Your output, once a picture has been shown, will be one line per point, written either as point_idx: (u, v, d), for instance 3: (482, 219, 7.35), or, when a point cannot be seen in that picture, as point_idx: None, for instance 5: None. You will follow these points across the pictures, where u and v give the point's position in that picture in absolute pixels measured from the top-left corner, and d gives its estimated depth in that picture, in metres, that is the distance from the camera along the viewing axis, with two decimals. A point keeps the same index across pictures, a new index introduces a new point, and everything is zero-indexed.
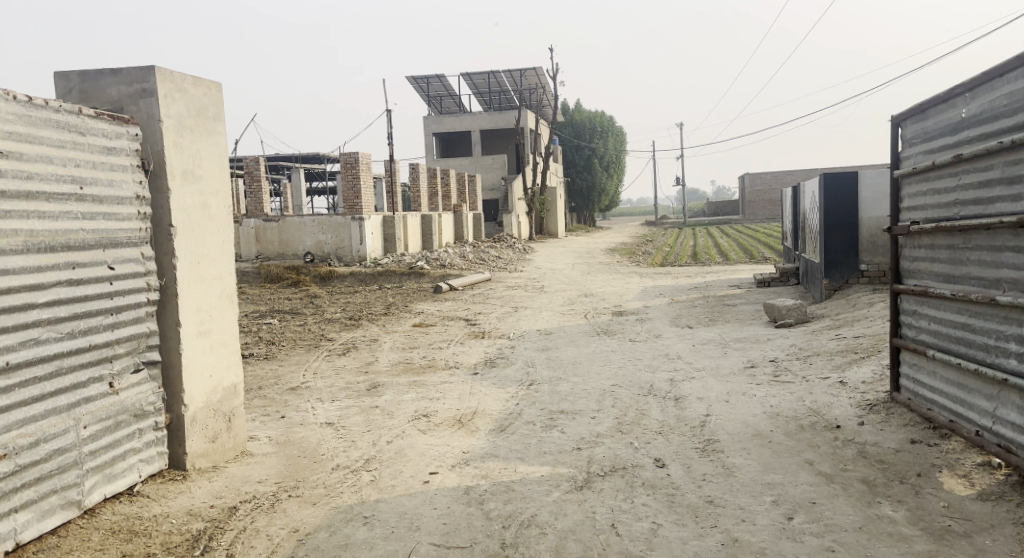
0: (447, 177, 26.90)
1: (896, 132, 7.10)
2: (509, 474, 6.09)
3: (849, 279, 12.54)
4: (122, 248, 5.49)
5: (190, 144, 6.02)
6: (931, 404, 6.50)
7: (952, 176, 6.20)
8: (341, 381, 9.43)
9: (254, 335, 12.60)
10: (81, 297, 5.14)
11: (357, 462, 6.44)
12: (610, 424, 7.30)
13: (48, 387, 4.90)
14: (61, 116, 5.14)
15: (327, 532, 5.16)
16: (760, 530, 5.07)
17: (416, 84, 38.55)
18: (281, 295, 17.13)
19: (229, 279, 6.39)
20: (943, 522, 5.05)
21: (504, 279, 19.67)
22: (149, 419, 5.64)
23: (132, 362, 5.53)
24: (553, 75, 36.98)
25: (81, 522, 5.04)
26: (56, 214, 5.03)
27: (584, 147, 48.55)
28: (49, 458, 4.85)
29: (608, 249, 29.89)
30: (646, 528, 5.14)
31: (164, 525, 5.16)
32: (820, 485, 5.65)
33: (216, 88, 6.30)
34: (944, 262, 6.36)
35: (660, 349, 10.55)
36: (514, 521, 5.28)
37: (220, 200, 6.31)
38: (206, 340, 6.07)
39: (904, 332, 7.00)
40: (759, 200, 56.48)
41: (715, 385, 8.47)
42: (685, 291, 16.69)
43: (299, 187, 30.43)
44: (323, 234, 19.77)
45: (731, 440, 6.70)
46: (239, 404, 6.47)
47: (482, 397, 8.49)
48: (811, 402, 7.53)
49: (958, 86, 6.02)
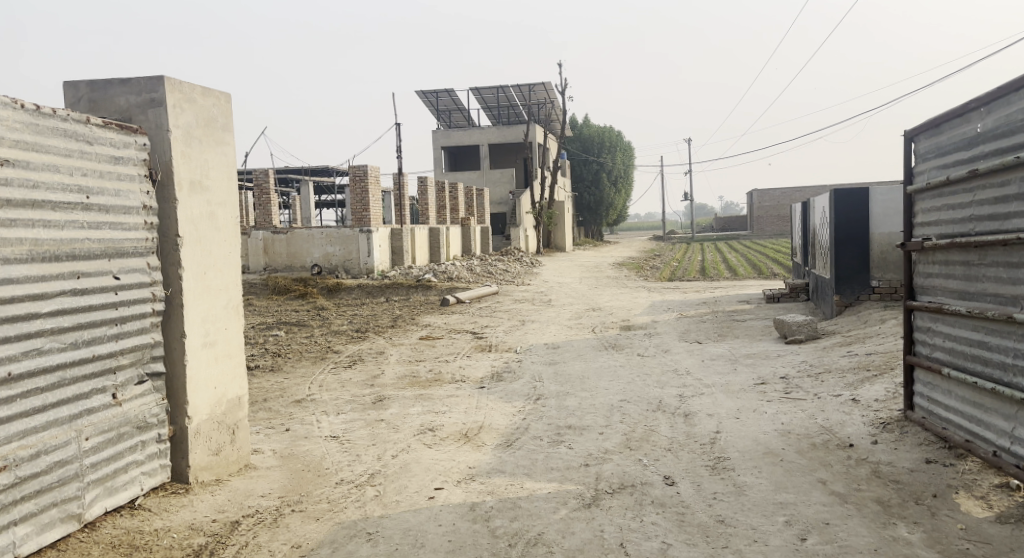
0: (456, 190, 26.88)
1: (910, 147, 7.01)
2: (516, 491, 5.99)
3: (859, 295, 12.40)
4: (129, 258, 5.45)
5: (199, 154, 5.97)
6: (945, 423, 6.39)
7: (968, 191, 6.11)
8: (346, 394, 9.35)
9: (260, 347, 12.53)
10: (85, 308, 5.08)
11: (362, 476, 6.35)
12: (618, 440, 7.20)
13: (50, 399, 4.83)
14: (69, 125, 5.10)
15: (330, 549, 5.07)
16: (773, 551, 4.96)
17: (426, 98, 38.62)
18: (287, 306, 17.08)
19: (236, 290, 6.33)
20: (961, 545, 4.93)
21: (511, 293, 19.59)
22: (153, 431, 5.57)
23: (136, 373, 5.46)
24: (562, 89, 36.97)
25: (81, 536, 4.96)
26: (61, 223, 4.99)
27: (592, 161, 48.55)
28: (49, 471, 4.77)
29: (616, 263, 29.78)
30: (656, 548, 5.04)
31: (165, 539, 5.08)
32: (834, 505, 5.54)
33: (225, 98, 6.26)
34: (959, 278, 6.26)
35: (668, 364, 10.46)
36: (521, 539, 5.18)
37: (227, 210, 6.26)
38: (210, 351, 6.01)
39: (918, 350, 6.90)
40: (768, 216, 56.37)
41: (725, 401, 8.36)
42: (693, 306, 16.58)
43: (307, 199, 30.47)
44: (331, 246, 19.74)
45: (741, 458, 6.59)
46: (243, 417, 6.40)
47: (489, 412, 8.40)
48: (823, 420, 7.41)
49: (974, 100, 5.92)
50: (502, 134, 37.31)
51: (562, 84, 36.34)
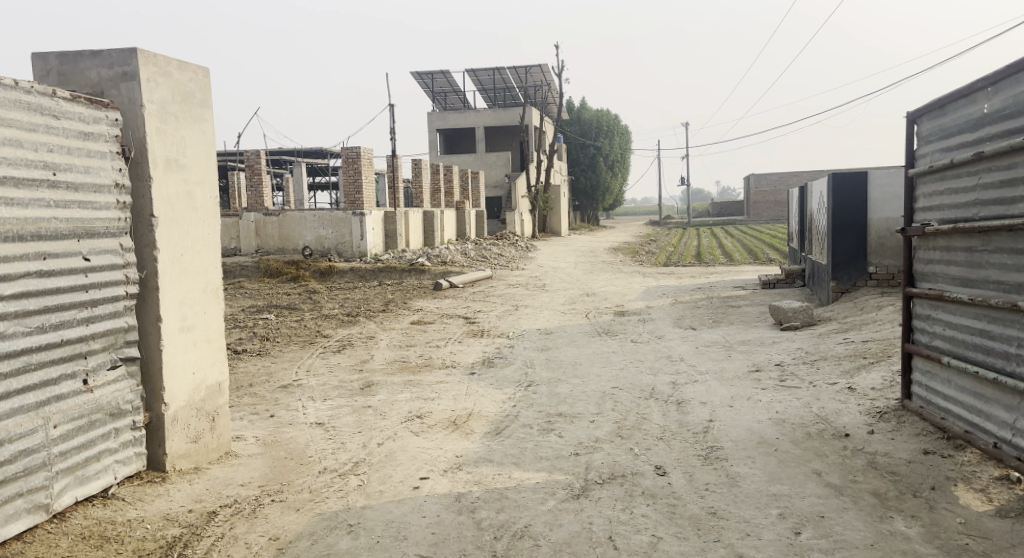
0: (450, 174, 26.65)
1: (912, 129, 6.82)
2: (503, 481, 5.82)
3: (856, 281, 12.22)
4: (100, 239, 5.25)
5: (175, 130, 5.76)
6: (944, 413, 6.23)
7: (971, 174, 5.92)
8: (335, 379, 9.18)
9: (249, 331, 12.34)
10: (53, 290, 4.89)
11: (346, 465, 6.18)
12: (609, 429, 7.03)
13: (14, 385, 4.64)
14: (33, 98, 4.88)
15: (308, 541, 4.91)
16: (767, 546, 4.80)
17: (421, 80, 38.30)
18: (279, 290, 16.83)
19: (215, 273, 6.14)
20: (961, 540, 4.78)
21: (504, 277, 19.40)
22: (127, 418, 5.39)
23: (108, 358, 5.28)
24: (558, 72, 36.55)
25: (50, 527, 4.79)
26: (26, 202, 4.78)
27: (588, 145, 48.30)
28: (14, 460, 4.59)
29: (613, 248, 29.46)
30: (646, 542, 4.87)
31: (138, 530, 4.91)
32: (829, 498, 5.38)
33: (202, 73, 6.04)
34: (961, 265, 6.09)
35: (663, 351, 10.29)
36: (507, 531, 5.02)
37: (206, 190, 6.06)
38: (188, 335, 5.82)
39: (916, 338, 6.73)
40: (764, 201, 56.03)
41: (718, 389, 8.19)
42: (688, 292, 16.42)
43: (301, 182, 30.22)
44: (323, 229, 19.44)
45: (735, 447, 6.43)
46: (223, 403, 6.21)
47: (478, 399, 8.23)
48: (819, 409, 7.26)
49: (980, 80, 5.73)
50: (498, 117, 36.99)
51: (558, 67, 36.00)
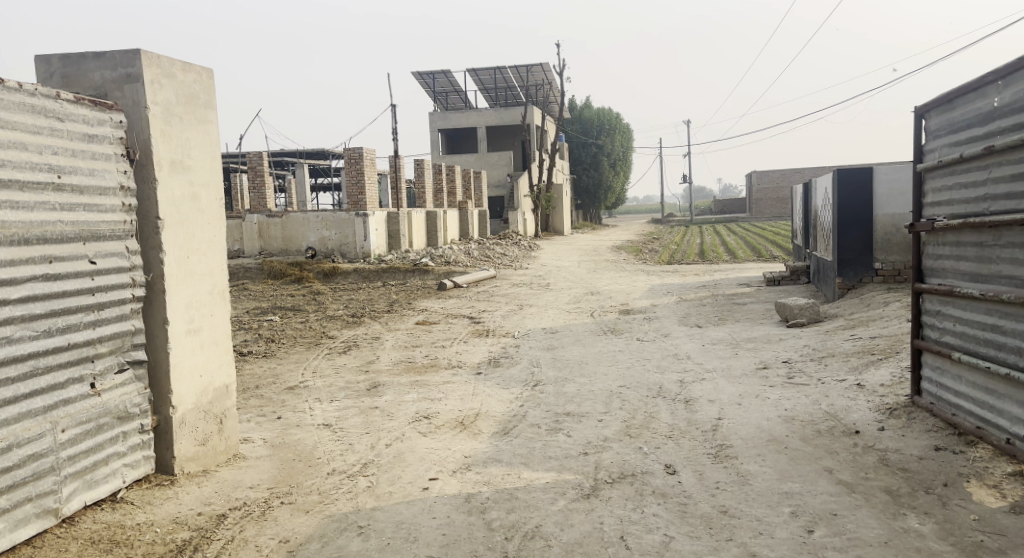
0: (453, 174, 26.61)
1: (919, 124, 6.79)
2: (513, 481, 5.79)
3: (863, 277, 12.19)
4: (106, 242, 5.23)
5: (179, 133, 5.74)
6: (955, 409, 6.20)
7: (981, 169, 5.89)
8: (341, 381, 9.16)
9: (253, 332, 12.31)
10: (58, 293, 4.86)
11: (355, 466, 6.15)
12: (617, 428, 7.00)
13: (22, 389, 4.62)
14: (38, 101, 4.86)
15: (319, 543, 4.89)
16: (780, 544, 4.77)
17: (422, 80, 38.29)
18: (283, 291, 16.82)
19: (221, 275, 6.12)
20: (976, 537, 4.74)
21: (508, 277, 19.38)
22: (134, 422, 5.37)
23: (116, 361, 5.26)
24: (560, 70, 36.51)
25: (59, 532, 4.78)
26: (32, 206, 4.76)
27: (590, 144, 48.16)
28: (22, 465, 4.57)
29: (616, 246, 29.36)
30: (658, 541, 4.85)
31: (147, 534, 4.89)
32: (841, 495, 5.35)
33: (207, 75, 6.02)
34: (971, 260, 6.05)
35: (669, 349, 10.25)
36: (518, 532, 4.99)
37: (211, 192, 6.04)
38: (195, 338, 5.81)
39: (926, 333, 6.70)
40: (766, 198, 55.95)
41: (727, 387, 8.17)
42: (693, 289, 16.40)
43: (304, 183, 30.21)
44: (327, 230, 19.42)
45: (744, 446, 6.40)
46: (231, 406, 6.19)
47: (485, 398, 8.21)
48: (828, 406, 7.23)
49: (989, 73, 5.69)
50: (499, 116, 36.95)
51: (560, 66, 35.97)
